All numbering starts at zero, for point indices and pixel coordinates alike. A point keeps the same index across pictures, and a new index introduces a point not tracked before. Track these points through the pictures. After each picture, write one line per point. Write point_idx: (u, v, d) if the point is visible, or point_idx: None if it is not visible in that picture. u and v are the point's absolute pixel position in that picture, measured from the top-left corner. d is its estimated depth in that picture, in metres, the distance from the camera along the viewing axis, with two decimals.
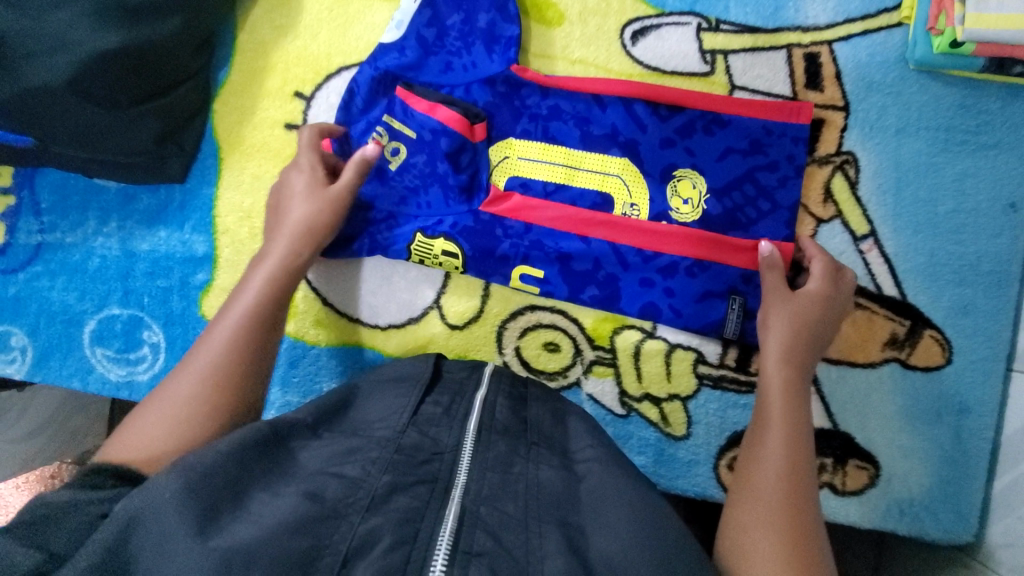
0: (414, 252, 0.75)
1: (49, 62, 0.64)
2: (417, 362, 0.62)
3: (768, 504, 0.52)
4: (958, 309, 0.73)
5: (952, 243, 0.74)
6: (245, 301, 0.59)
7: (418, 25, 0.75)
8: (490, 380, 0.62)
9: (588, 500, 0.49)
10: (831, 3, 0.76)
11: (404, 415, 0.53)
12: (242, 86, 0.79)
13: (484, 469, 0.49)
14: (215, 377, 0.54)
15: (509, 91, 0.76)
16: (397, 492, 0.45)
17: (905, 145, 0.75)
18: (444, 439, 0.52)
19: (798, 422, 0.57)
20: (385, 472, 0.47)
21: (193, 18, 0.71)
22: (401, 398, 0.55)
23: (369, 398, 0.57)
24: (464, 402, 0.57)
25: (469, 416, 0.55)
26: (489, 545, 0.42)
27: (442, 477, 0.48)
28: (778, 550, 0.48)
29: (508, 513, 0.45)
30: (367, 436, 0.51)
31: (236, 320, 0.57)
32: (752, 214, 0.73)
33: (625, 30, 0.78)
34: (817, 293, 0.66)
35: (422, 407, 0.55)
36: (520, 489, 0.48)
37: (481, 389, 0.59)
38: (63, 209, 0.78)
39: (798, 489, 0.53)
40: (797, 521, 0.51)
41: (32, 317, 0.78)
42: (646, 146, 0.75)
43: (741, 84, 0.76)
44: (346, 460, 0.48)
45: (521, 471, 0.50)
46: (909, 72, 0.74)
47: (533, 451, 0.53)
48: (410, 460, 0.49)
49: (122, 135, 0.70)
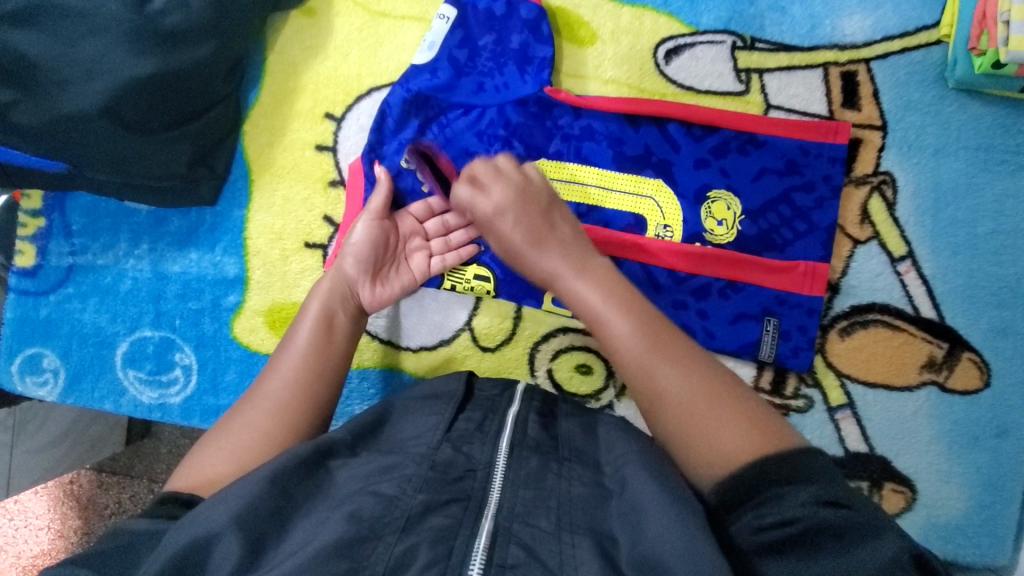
0: (447, 278, 0.76)
1: (82, 89, 0.64)
2: (448, 379, 0.59)
3: (658, 377, 0.57)
4: (997, 330, 0.72)
5: (992, 264, 0.73)
6: (304, 336, 0.61)
7: (450, 47, 0.75)
8: (524, 396, 0.58)
9: (620, 512, 0.46)
10: (868, 20, 0.75)
11: (437, 433, 0.51)
12: (272, 107, 0.78)
13: (516, 487, 0.47)
14: (276, 418, 0.54)
15: (542, 111, 0.75)
16: (431, 511, 0.44)
17: (943, 166, 0.73)
18: (477, 455, 0.49)
19: (622, 307, 0.62)
20: (419, 491, 0.45)
21: (226, 42, 0.71)
22: (434, 416, 0.53)
23: (405, 417, 0.55)
24: (497, 419, 0.54)
25: (501, 432, 0.52)
26: (523, 556, 0.42)
27: (476, 494, 0.46)
28: (709, 427, 0.53)
29: (542, 529, 0.43)
30: (403, 453, 0.49)
31: (299, 353, 0.59)
32: (788, 235, 0.72)
33: (658, 49, 0.77)
34: (518, 215, 0.68)
35: (456, 424, 0.53)
36: (552, 504, 0.45)
37: (513, 405, 0.56)
38: (94, 231, 0.78)
39: (676, 354, 0.58)
40: (694, 382, 0.56)
41: (64, 339, 0.78)
42: (679, 166, 0.74)
43: (776, 104, 0.76)
44: (381, 479, 0.46)
45: (554, 486, 0.47)
46: (948, 91, 0.73)
47: (565, 467, 0.50)
48: (443, 478, 0.47)
49: (153, 160, 0.70)
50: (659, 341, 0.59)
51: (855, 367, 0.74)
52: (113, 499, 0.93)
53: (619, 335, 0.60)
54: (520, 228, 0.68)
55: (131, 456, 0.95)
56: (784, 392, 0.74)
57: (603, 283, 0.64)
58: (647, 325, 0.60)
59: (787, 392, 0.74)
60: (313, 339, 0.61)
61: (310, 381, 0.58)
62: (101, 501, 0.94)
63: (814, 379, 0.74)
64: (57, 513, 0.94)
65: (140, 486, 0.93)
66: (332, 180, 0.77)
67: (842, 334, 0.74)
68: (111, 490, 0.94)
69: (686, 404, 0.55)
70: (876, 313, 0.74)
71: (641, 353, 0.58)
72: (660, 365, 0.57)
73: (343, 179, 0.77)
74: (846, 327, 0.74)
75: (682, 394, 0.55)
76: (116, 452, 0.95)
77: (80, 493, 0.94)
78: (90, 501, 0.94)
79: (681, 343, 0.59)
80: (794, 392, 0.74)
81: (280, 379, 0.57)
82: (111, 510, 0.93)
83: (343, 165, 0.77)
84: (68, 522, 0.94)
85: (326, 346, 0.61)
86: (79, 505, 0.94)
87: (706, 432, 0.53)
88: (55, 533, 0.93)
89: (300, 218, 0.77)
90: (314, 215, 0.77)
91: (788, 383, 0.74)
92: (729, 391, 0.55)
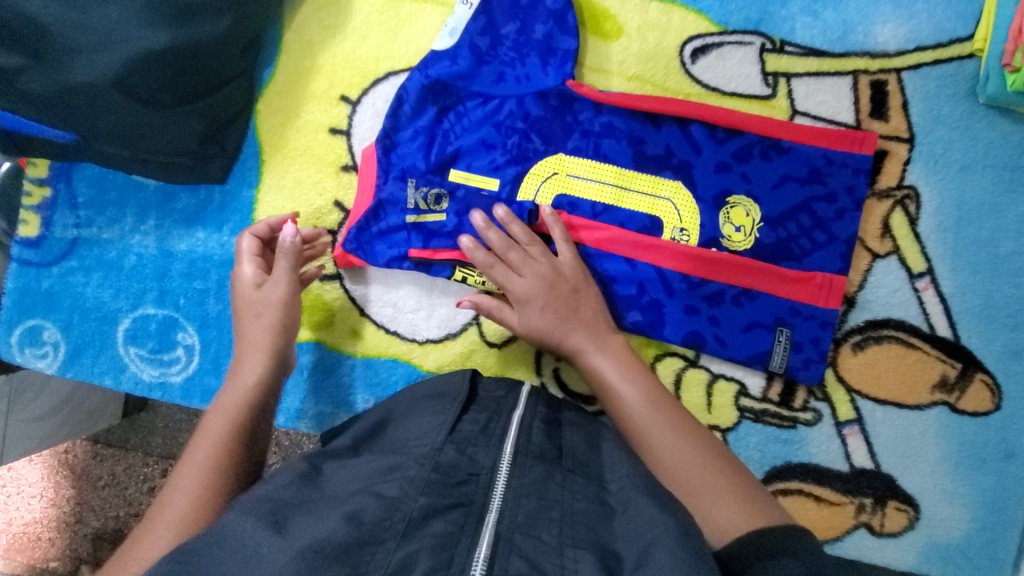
0: (459, 269, 0.73)
1: (93, 58, 0.62)
2: (451, 377, 0.58)
3: (661, 431, 0.58)
4: (1012, 353, 0.71)
5: (1011, 285, 0.71)
6: (229, 404, 0.59)
7: (472, 34, 0.73)
8: (529, 400, 0.58)
9: (624, 534, 0.45)
10: (902, 29, 0.73)
11: (441, 433, 0.50)
12: (287, 87, 0.77)
13: (519, 496, 0.46)
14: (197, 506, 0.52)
15: (562, 105, 0.74)
16: (432, 515, 0.43)
17: (968, 183, 0.72)
18: (481, 459, 0.49)
19: (626, 367, 0.65)
20: (422, 493, 0.44)
21: (243, 17, 0.69)
22: (438, 415, 0.52)
23: (407, 417, 0.54)
24: (502, 420, 0.54)
25: (506, 436, 0.51)
26: (525, 570, 0.40)
27: (477, 500, 0.45)
28: (710, 487, 0.53)
29: (544, 542, 0.42)
30: (405, 454, 0.48)
31: (221, 427, 0.57)
32: (806, 245, 0.71)
33: (685, 47, 0.75)
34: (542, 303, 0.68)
35: (460, 424, 0.52)
36: (555, 516, 0.44)
37: (518, 408, 0.56)
38: (100, 204, 0.77)
39: (674, 424, 0.59)
40: (695, 443, 0.57)
41: (65, 312, 0.77)
42: (700, 169, 0.72)
43: (803, 110, 0.74)
44: (385, 478, 0.46)
45: (557, 497, 0.46)
46: (978, 106, 0.72)
47: (570, 479, 0.49)
48: (446, 480, 0.46)
49: (165, 136, 0.68)
50: (661, 402, 0.62)
51: (866, 383, 0.73)
52: (107, 471, 0.93)
53: (631, 408, 0.62)
54: (546, 312, 0.68)
55: (127, 428, 0.94)
56: (792, 404, 0.73)
57: (606, 346, 0.67)
58: (650, 388, 0.63)
59: (795, 405, 0.73)
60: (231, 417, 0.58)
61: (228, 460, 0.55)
62: (95, 472, 0.93)
63: (823, 393, 0.73)
64: (51, 482, 0.94)
65: (135, 459, 0.92)
66: (345, 164, 0.76)
67: (855, 349, 0.73)
68: (106, 461, 0.93)
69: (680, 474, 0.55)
70: (893, 322, 0.72)
71: (642, 426, 0.60)
72: (662, 430, 0.58)
73: (355, 163, 0.76)
74: (860, 342, 0.73)
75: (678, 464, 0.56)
76: (112, 425, 0.94)
77: (75, 463, 0.94)
78: (84, 472, 0.93)
79: (682, 413, 0.61)
80: (802, 405, 0.73)
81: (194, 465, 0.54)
82: (105, 482, 0.92)
83: (356, 150, 0.76)
84: (61, 492, 0.93)
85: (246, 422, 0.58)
86: (73, 475, 0.93)
87: (716, 496, 0.52)
88: (47, 502, 0.93)
89: (311, 202, 0.76)
90: (325, 199, 0.76)
91: (796, 396, 0.73)
92: (719, 461, 0.56)
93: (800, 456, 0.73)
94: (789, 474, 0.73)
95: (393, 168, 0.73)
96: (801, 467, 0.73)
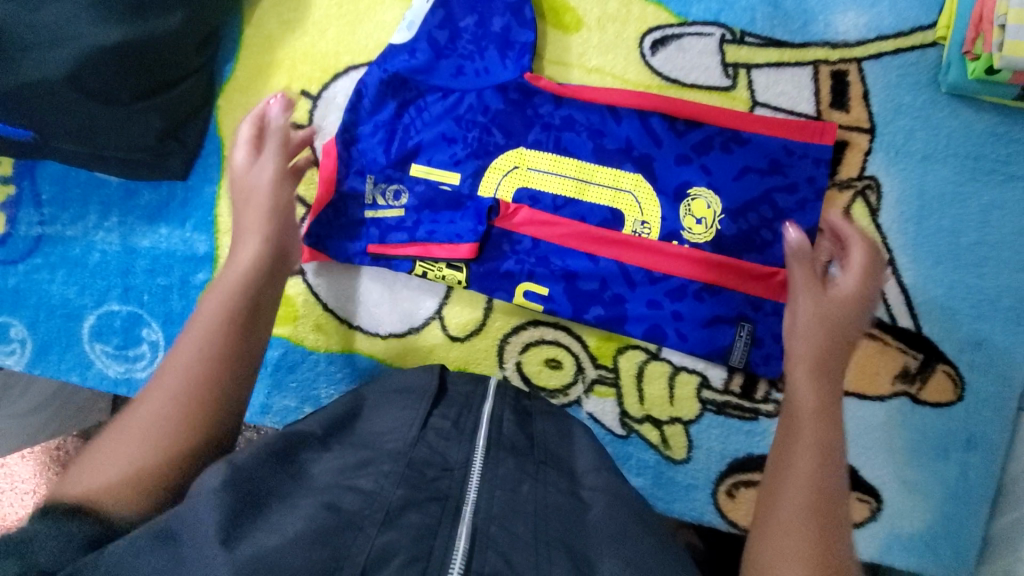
0: (419, 263, 0.74)
1: (46, 55, 0.63)
2: (422, 373, 0.60)
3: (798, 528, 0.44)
4: (974, 343, 0.71)
5: (972, 275, 0.71)
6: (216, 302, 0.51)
7: (429, 27, 0.73)
8: (496, 394, 0.60)
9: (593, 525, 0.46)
10: (862, 18, 0.73)
11: (413, 427, 0.51)
12: (247, 82, 0.77)
13: (493, 488, 0.47)
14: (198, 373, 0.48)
15: (522, 99, 0.73)
16: (409, 507, 0.43)
17: (930, 173, 0.72)
18: (454, 456, 0.49)
19: (825, 434, 0.50)
20: (399, 486, 0.44)
21: (199, 13, 0.69)
22: (408, 410, 0.53)
23: (376, 410, 0.55)
24: (472, 415, 0.55)
25: (478, 429, 0.53)
26: (500, 566, 0.40)
27: (453, 494, 0.45)
28: None
29: (519, 536, 0.43)
30: (376, 448, 0.48)
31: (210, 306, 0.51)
32: (768, 236, 0.70)
33: (645, 39, 0.75)
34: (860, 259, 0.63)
35: (430, 420, 0.52)
36: (529, 510, 0.45)
37: (488, 402, 0.58)
38: (64, 202, 0.77)
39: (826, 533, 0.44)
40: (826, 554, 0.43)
41: (32, 310, 0.78)
42: (660, 161, 0.72)
43: (763, 101, 0.74)
44: (358, 474, 0.45)
45: (529, 491, 0.48)
46: (940, 95, 0.71)
47: (541, 473, 0.51)
48: (421, 476, 0.46)
49: (121, 132, 0.69)
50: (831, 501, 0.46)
51: None
52: None
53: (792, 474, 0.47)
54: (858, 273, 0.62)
55: None
56: (754, 396, 0.73)
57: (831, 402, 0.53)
58: (835, 479, 0.47)
59: (757, 397, 0.73)
60: (168, 398, 0.46)
61: (169, 440, 0.44)
62: None
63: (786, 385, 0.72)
64: (42, 477, 0.90)
65: None
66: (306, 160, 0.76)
67: None
68: None
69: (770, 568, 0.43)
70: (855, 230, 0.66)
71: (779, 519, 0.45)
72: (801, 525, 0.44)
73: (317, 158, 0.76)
74: None
75: (786, 543, 0.44)
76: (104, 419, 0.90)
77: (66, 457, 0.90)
78: None
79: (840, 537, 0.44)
80: (764, 396, 0.73)
81: (150, 413, 0.45)
82: None
83: (318, 145, 0.76)
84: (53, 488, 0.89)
85: (204, 396, 0.46)
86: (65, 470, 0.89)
87: None
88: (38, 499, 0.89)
89: None
90: None
91: (759, 388, 0.73)
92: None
93: (763, 448, 0.73)
94: (751, 465, 0.73)
95: (354, 166, 0.74)
96: (763, 458, 0.72)
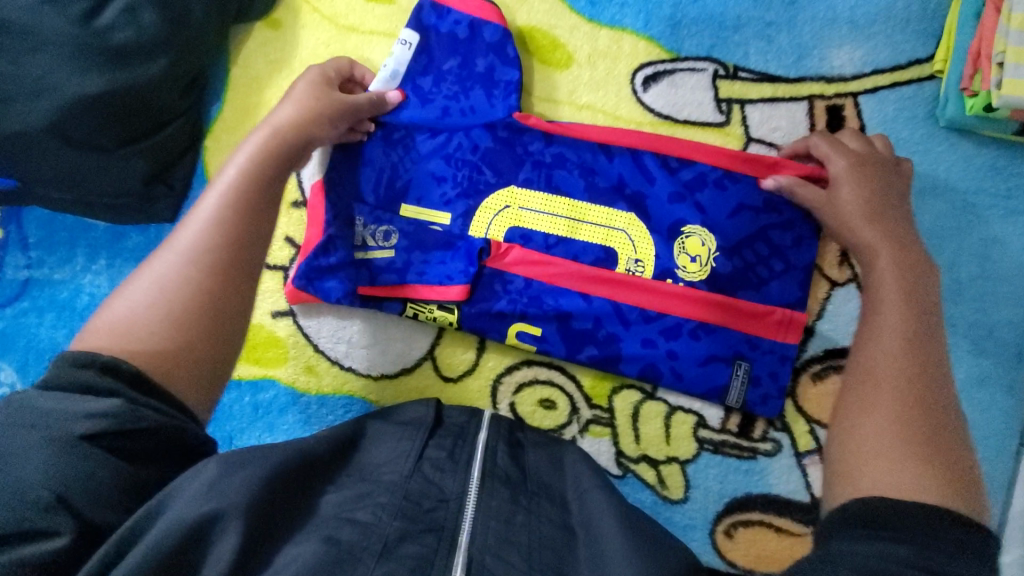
0: (409, 305, 0.73)
1: (30, 105, 0.64)
2: (417, 408, 0.59)
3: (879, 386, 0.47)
4: (975, 380, 0.69)
5: (973, 310, 0.70)
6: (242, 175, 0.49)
7: (415, 75, 0.73)
8: (490, 424, 0.59)
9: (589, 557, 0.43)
10: (858, 51, 0.71)
11: (409, 459, 0.49)
12: (234, 122, 0.76)
13: (487, 519, 0.45)
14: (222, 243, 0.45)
15: (512, 136, 0.73)
16: (406, 538, 0.42)
17: (928, 207, 0.70)
18: (449, 486, 0.48)
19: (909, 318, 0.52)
20: (395, 518, 0.43)
21: (185, 53, 0.68)
22: (405, 442, 0.52)
23: (373, 441, 0.53)
24: (467, 447, 0.53)
25: (473, 462, 0.51)
26: None
27: (449, 525, 0.44)
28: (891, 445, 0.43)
29: (515, 565, 0.41)
30: (375, 480, 0.47)
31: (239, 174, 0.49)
32: (764, 273, 0.70)
33: (637, 75, 0.74)
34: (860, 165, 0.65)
35: (426, 451, 0.51)
36: (523, 539, 0.44)
37: (482, 434, 0.56)
38: (51, 245, 0.77)
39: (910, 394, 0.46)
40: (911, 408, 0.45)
41: (19, 353, 0.76)
42: (654, 199, 0.71)
43: (758, 137, 0.72)
44: (357, 505, 0.44)
45: (525, 520, 0.46)
46: (937, 129, 0.70)
47: (532, 503, 0.49)
48: (416, 507, 0.45)
49: (106, 178, 0.68)
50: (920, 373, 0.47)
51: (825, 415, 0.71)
52: None
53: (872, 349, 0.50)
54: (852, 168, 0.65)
55: None
56: (752, 435, 0.72)
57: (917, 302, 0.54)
58: (921, 351, 0.49)
59: (755, 435, 0.72)
60: (193, 263, 0.43)
61: (198, 317, 0.41)
62: None
63: (783, 424, 0.72)
64: None
65: None
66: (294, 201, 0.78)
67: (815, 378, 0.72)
68: None
69: (870, 484, 0.42)
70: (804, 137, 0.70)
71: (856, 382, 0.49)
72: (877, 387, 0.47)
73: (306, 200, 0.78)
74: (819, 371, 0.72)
75: (870, 438, 0.44)
76: None
77: None
78: None
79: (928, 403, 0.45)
80: (762, 435, 0.72)
81: (177, 261, 0.43)
82: None
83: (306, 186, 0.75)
84: None
85: (230, 273, 0.44)
86: None
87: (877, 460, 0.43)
88: None
89: None
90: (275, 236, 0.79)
91: (756, 426, 0.72)
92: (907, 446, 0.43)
93: (761, 487, 0.72)
94: (749, 505, 0.71)
95: (342, 207, 0.72)
96: (760, 498, 0.71)
